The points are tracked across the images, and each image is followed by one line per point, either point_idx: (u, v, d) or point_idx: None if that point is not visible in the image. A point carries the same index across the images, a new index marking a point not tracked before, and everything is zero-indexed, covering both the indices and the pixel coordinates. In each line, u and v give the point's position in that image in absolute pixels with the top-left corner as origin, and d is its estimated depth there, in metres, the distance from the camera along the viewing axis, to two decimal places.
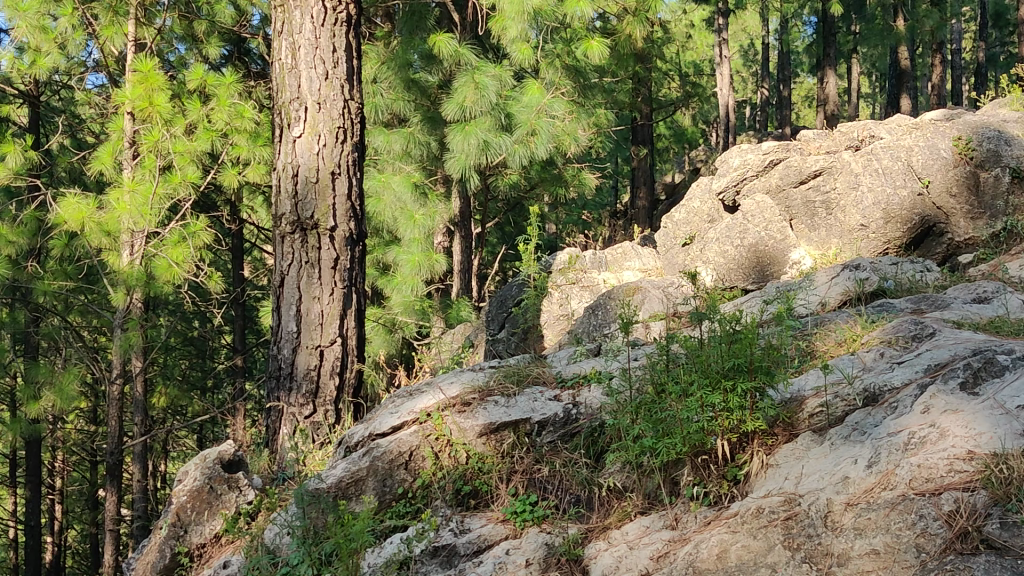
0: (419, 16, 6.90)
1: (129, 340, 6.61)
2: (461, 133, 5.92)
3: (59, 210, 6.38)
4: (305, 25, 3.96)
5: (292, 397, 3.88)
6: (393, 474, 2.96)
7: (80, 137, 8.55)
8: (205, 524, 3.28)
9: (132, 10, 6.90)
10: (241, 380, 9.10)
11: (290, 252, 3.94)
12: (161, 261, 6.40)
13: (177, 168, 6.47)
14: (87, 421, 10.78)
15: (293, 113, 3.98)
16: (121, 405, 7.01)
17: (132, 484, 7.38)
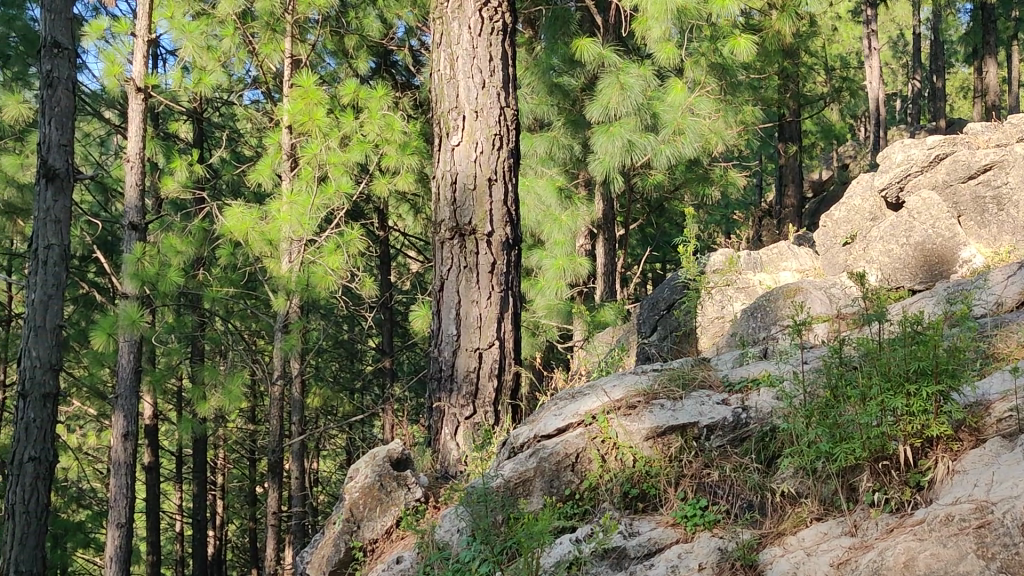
0: (564, 20, 6.89)
1: (289, 344, 6.89)
2: (606, 134, 5.89)
3: (225, 221, 6.70)
4: (463, 36, 4.08)
5: (453, 398, 3.94)
6: (561, 475, 2.99)
7: (239, 151, 9.00)
8: (377, 520, 3.39)
9: (288, 28, 7.25)
10: (389, 381, 9.34)
11: (449, 257, 4.03)
12: (319, 269, 6.66)
13: (333, 178, 6.77)
14: (246, 421, 11.30)
15: (452, 122, 4.09)
16: (281, 405, 7.31)
17: (290, 481, 7.68)
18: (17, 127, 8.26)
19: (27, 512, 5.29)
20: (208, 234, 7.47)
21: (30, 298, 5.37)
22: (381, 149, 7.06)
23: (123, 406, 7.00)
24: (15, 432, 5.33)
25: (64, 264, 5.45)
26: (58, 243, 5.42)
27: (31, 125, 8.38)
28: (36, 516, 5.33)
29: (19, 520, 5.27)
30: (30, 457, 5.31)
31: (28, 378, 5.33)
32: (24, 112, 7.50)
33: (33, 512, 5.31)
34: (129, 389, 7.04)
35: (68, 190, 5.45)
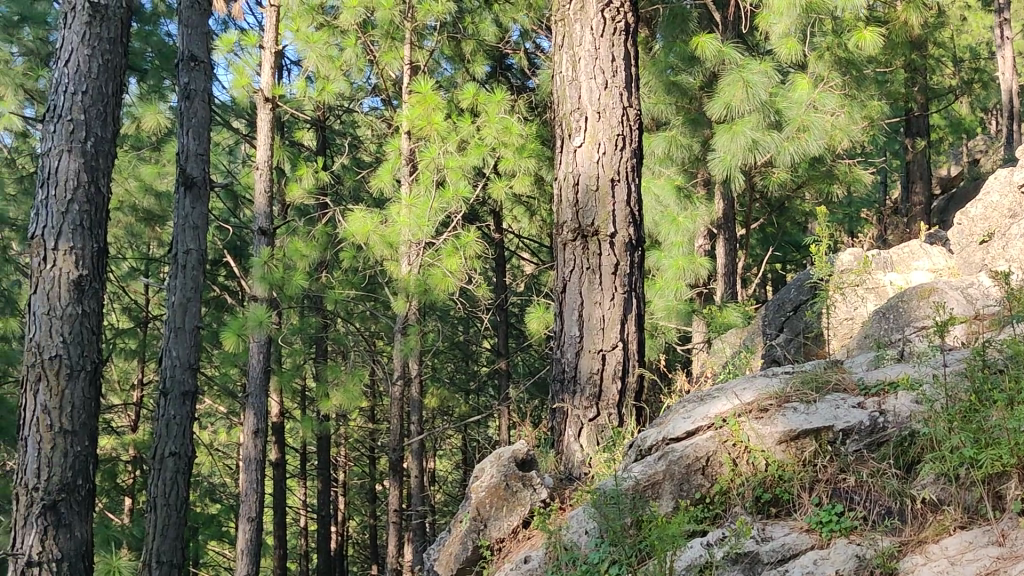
0: (682, 18, 6.82)
1: (409, 345, 7.03)
2: (728, 133, 5.81)
3: (347, 226, 6.89)
4: (585, 37, 4.12)
5: (577, 400, 3.95)
6: (691, 478, 2.98)
7: (360, 156, 9.24)
8: (504, 519, 3.42)
9: (407, 35, 7.56)
10: (506, 382, 9.42)
11: (571, 259, 4.05)
12: (438, 272, 6.73)
13: (451, 183, 6.86)
14: (366, 420, 11.58)
15: (575, 124, 4.13)
16: (401, 405, 7.46)
17: (410, 480, 7.82)
18: (153, 138, 8.68)
19: (168, 505, 5.57)
20: (332, 238, 7.68)
21: (170, 300, 5.64)
22: (498, 152, 7.08)
23: (254, 405, 7.32)
24: (157, 428, 5.61)
25: (202, 268, 5.72)
26: (196, 248, 5.71)
27: (167, 135, 8.78)
28: (176, 508, 5.60)
29: (160, 512, 5.55)
30: (171, 452, 5.60)
31: (169, 377, 5.61)
32: (160, 123, 7.88)
33: (173, 505, 5.58)
34: (259, 389, 7.36)
35: (204, 198, 5.70)
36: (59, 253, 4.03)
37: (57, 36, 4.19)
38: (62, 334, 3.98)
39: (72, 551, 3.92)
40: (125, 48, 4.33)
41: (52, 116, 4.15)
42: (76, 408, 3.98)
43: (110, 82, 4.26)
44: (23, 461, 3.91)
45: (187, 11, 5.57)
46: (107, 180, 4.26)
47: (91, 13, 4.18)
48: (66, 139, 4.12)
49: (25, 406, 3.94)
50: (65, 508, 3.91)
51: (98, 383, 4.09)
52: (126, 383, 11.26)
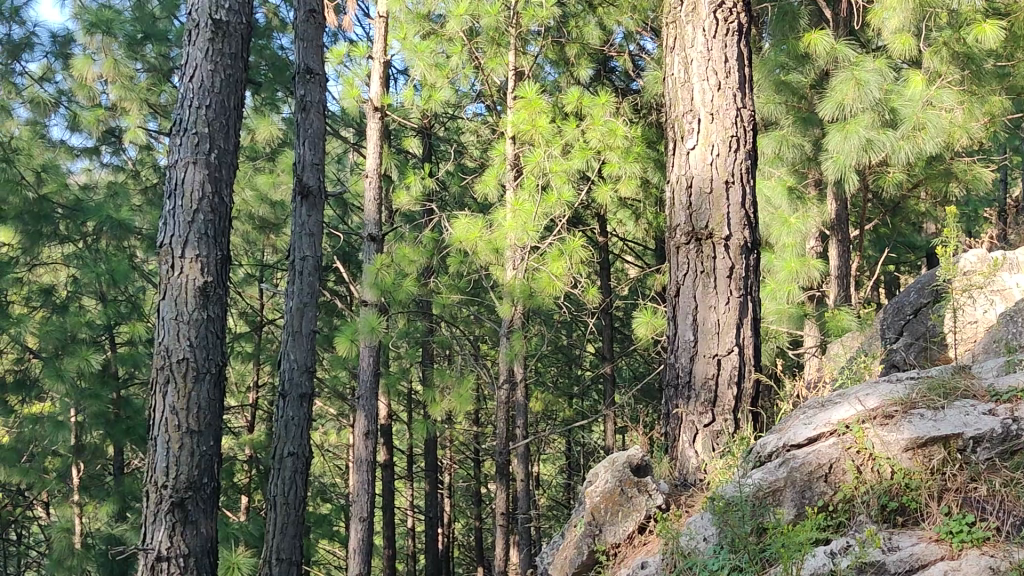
0: (792, 15, 6.62)
1: (514, 349, 7.07)
2: (841, 132, 5.68)
3: (454, 231, 6.97)
4: (697, 38, 4.16)
5: (692, 405, 3.92)
6: (813, 486, 2.91)
7: (465, 162, 9.36)
8: (619, 525, 3.42)
9: (512, 40, 7.52)
10: (611, 386, 9.40)
11: (685, 262, 4.06)
12: (544, 276, 6.76)
13: (555, 188, 6.83)
14: (472, 423, 11.71)
15: (688, 125, 4.15)
16: (508, 409, 7.52)
17: (516, 483, 7.87)
18: (268, 149, 8.97)
19: (287, 503, 5.75)
20: (439, 243, 7.80)
21: (288, 306, 5.90)
22: (603, 156, 7.03)
23: (365, 407, 7.51)
24: (277, 429, 5.82)
25: (318, 274, 5.96)
26: (312, 255, 5.93)
27: (281, 145, 9.06)
28: (295, 506, 5.78)
29: (279, 511, 5.74)
30: (289, 453, 5.77)
31: (287, 380, 5.85)
32: (274, 134, 8.15)
33: (292, 503, 5.75)
34: (370, 391, 7.57)
35: (319, 206, 5.91)
36: (186, 260, 4.20)
37: (182, 52, 4.38)
38: (189, 338, 4.15)
39: (198, 546, 4.07)
40: (245, 63, 4.50)
41: (178, 130, 4.33)
42: (202, 409, 4.14)
43: (232, 95, 4.43)
44: (153, 459, 4.09)
45: (303, 26, 5.76)
46: (229, 191, 4.42)
47: (214, 30, 4.36)
48: (192, 151, 4.29)
49: (156, 407, 4.12)
50: (192, 506, 4.06)
51: (222, 385, 4.25)
52: (241, 385, 11.65)
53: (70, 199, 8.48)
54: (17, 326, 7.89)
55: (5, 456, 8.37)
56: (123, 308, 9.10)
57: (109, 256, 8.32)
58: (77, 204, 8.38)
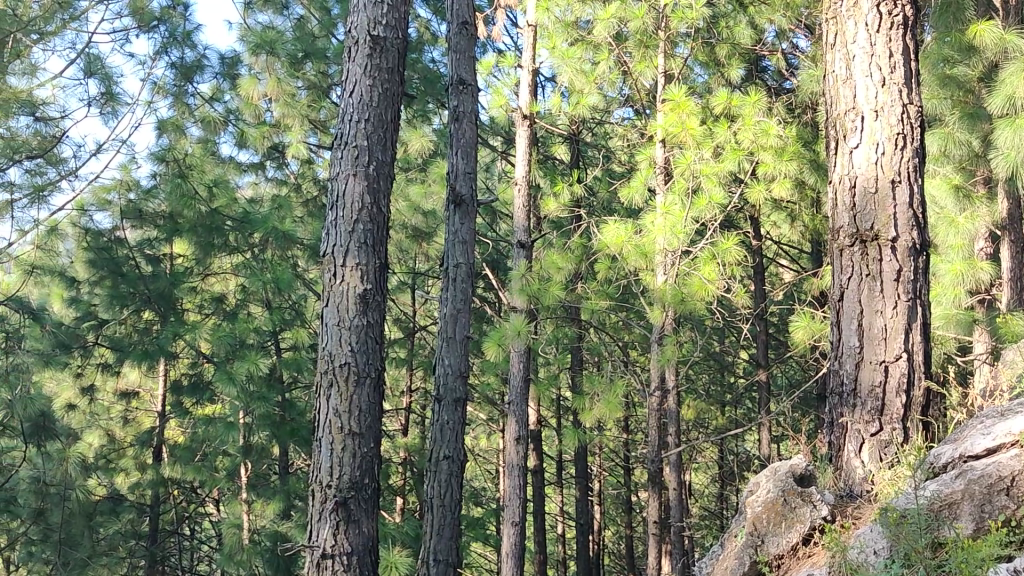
0: (957, 7, 6.20)
1: (665, 355, 6.96)
2: (1011, 127, 5.37)
3: (602, 235, 6.91)
4: (859, 34, 4.07)
5: (858, 414, 3.80)
6: (993, 499, 2.77)
7: (613, 168, 9.35)
8: (782, 535, 3.34)
9: (661, 43, 7.53)
10: (765, 394, 9.17)
11: (849, 266, 3.96)
12: (695, 279, 6.64)
13: (706, 190, 6.66)
14: (622, 430, 11.68)
15: (851, 124, 4.07)
16: (659, 416, 7.45)
17: (668, 491, 7.78)
18: (419, 159, 9.20)
19: (443, 505, 5.91)
20: (588, 249, 7.79)
21: (442, 312, 6.05)
22: (756, 156, 6.89)
23: (516, 412, 7.63)
24: (432, 433, 6.00)
25: (470, 280, 6.12)
26: (465, 261, 6.11)
27: (433, 156, 9.29)
28: (450, 509, 5.92)
29: (437, 512, 5.90)
30: (445, 455, 5.93)
31: (442, 384, 6.01)
32: (426, 145, 8.32)
33: (448, 505, 5.91)
34: (520, 396, 7.70)
35: (472, 214, 6.08)
36: (347, 269, 4.36)
37: (342, 69, 4.58)
38: (350, 344, 4.30)
39: (361, 545, 4.18)
40: (402, 76, 4.64)
41: (340, 143, 4.51)
42: (363, 412, 4.27)
43: (389, 108, 4.58)
44: (318, 460, 4.26)
45: (456, 38, 6.00)
46: (387, 201, 4.55)
47: (372, 46, 4.53)
48: (352, 164, 4.45)
49: (320, 410, 4.29)
50: (354, 505, 4.20)
51: (382, 389, 4.37)
52: (397, 390, 12.03)
53: (239, 212, 8.94)
54: (194, 332, 8.37)
55: (182, 454, 9.08)
56: (287, 315, 9.54)
57: (274, 264, 8.72)
58: (244, 216, 8.82)
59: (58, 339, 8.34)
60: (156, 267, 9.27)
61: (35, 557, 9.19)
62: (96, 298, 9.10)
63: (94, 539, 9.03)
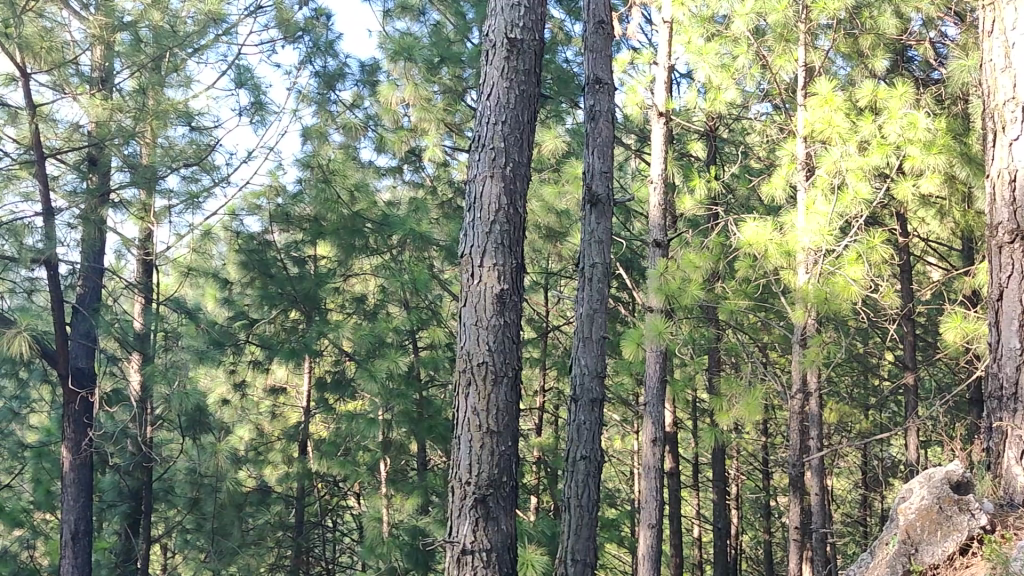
0: None
1: (807, 357, 6.77)
2: None
3: (745, 235, 6.70)
4: (1018, 22, 4.33)
5: (1018, 418, 3.94)
6: None
7: (750, 164, 9.17)
8: (937, 545, 3.42)
9: (801, 36, 7.32)
10: (913, 398, 8.80)
11: (1009, 264, 4.15)
12: (840, 279, 6.47)
13: (849, 186, 6.53)
14: (760, 433, 11.46)
15: (1009, 115, 4.30)
16: (802, 420, 7.28)
17: (810, 497, 7.56)
18: (553, 160, 9.26)
19: (581, 505, 5.95)
20: (725, 247, 7.60)
21: (578, 312, 6.19)
22: (903, 151, 6.55)
23: (652, 414, 7.61)
24: (569, 434, 6.04)
25: (607, 280, 6.18)
26: (601, 261, 6.18)
27: (566, 156, 9.32)
28: (588, 509, 5.96)
29: (574, 513, 5.94)
30: (582, 456, 5.95)
31: (578, 385, 6.06)
32: (559, 145, 8.36)
33: (585, 505, 5.95)
34: (657, 398, 7.66)
35: (608, 214, 6.10)
36: (485, 269, 4.41)
37: (480, 72, 4.65)
38: (488, 344, 4.35)
39: (499, 542, 4.23)
40: (538, 78, 4.68)
41: (477, 146, 4.57)
42: (501, 410, 4.33)
43: (526, 109, 4.62)
44: (458, 457, 4.34)
45: (592, 37, 6.12)
46: (523, 202, 4.59)
47: (509, 48, 4.59)
48: (489, 166, 4.51)
49: (459, 408, 4.36)
50: (493, 503, 4.25)
51: (519, 389, 4.41)
52: (530, 389, 12.14)
53: (379, 215, 9.18)
54: (337, 331, 8.66)
55: (327, 449, 9.41)
56: (424, 314, 9.75)
57: (412, 266, 8.94)
58: (385, 219, 9.05)
59: (212, 337, 8.77)
60: (302, 268, 9.69)
61: (191, 543, 9.68)
62: (247, 298, 9.54)
63: (244, 529, 9.45)
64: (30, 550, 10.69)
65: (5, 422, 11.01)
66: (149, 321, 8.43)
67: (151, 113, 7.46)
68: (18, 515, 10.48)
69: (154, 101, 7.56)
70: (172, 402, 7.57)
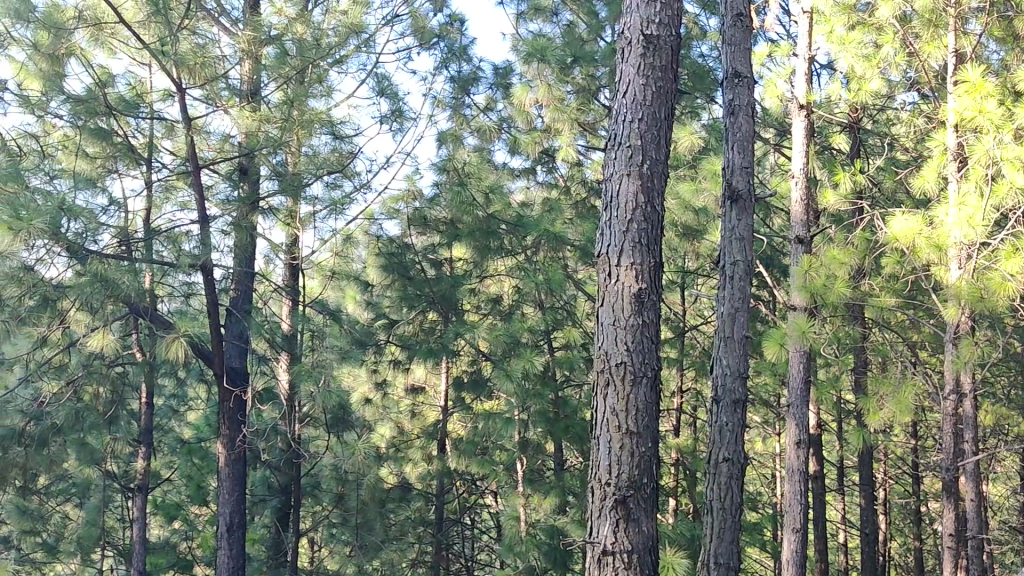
0: None
1: (960, 356, 6.45)
2: None
3: (891, 229, 6.49)
4: None
5: None
6: None
7: (896, 157, 8.83)
8: None
9: (951, 20, 6.99)
10: None
11: None
12: (997, 277, 6.02)
13: (1007, 176, 6.05)
14: (911, 435, 11.00)
15: None
16: (957, 423, 6.96)
17: (966, 503, 7.21)
18: (689, 156, 9.14)
19: (724, 508, 6.03)
20: (872, 243, 7.32)
21: (719, 311, 6.23)
22: None
23: (796, 415, 7.49)
24: (710, 435, 6.12)
25: (749, 278, 6.16)
26: (742, 258, 6.15)
27: (703, 153, 9.19)
28: (732, 512, 6.03)
29: (717, 515, 6.06)
30: (724, 458, 6.04)
31: (719, 385, 6.12)
32: (695, 142, 8.26)
33: (728, 509, 6.02)
34: (800, 399, 7.52)
35: (750, 210, 6.11)
36: (622, 268, 4.38)
37: (616, 71, 4.64)
38: (627, 343, 4.31)
39: (641, 544, 4.19)
40: (675, 74, 4.62)
41: (614, 144, 4.55)
42: (640, 411, 4.28)
43: (663, 106, 4.57)
44: (598, 458, 4.32)
45: (730, 30, 6.14)
46: (662, 200, 4.53)
47: (645, 45, 4.56)
48: (626, 164, 4.48)
49: (598, 408, 4.35)
50: (634, 504, 4.21)
51: (659, 389, 4.35)
52: (667, 389, 12.02)
53: (513, 216, 9.31)
54: (473, 332, 8.79)
55: (466, 447, 9.54)
56: (560, 314, 9.79)
57: (546, 266, 8.96)
58: (519, 220, 9.13)
59: (355, 338, 9.04)
60: (440, 270, 9.90)
61: (337, 537, 10.00)
62: (389, 300, 9.81)
63: (386, 524, 9.69)
64: (188, 541, 11.27)
65: (165, 419, 11.65)
66: (296, 322, 8.76)
67: (298, 122, 7.72)
68: (177, 507, 11.07)
69: (298, 112, 7.78)
70: (317, 400, 7.80)
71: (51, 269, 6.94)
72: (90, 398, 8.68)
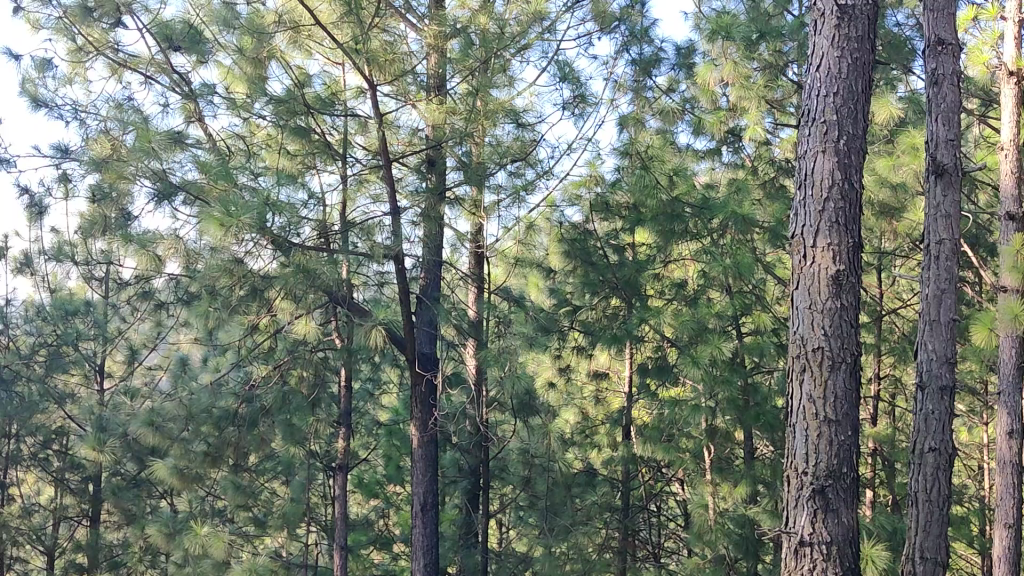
0: None
1: None
2: None
3: None
4: None
5: None
6: None
7: None
8: None
9: None
10: None
11: None
12: None
13: None
14: None
15: None
16: None
17: None
18: (885, 130, 8.71)
19: (930, 500, 6.21)
20: None
21: (925, 294, 6.38)
22: None
23: (1007, 404, 7.08)
24: (917, 424, 6.34)
25: (955, 257, 6.31)
26: (948, 237, 6.34)
27: (900, 127, 8.75)
28: (938, 505, 6.20)
29: (922, 507, 6.23)
30: (931, 448, 6.25)
31: (926, 372, 6.29)
32: (893, 115, 7.83)
33: (934, 501, 6.20)
34: (1012, 387, 7.10)
35: (955, 184, 6.35)
36: (817, 249, 4.23)
37: (810, 44, 4.47)
38: (824, 328, 4.16)
39: (840, 536, 4.03)
40: (873, 44, 4.39)
41: (808, 120, 4.39)
42: (839, 398, 4.11)
43: (860, 78, 4.35)
44: (794, 446, 4.21)
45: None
46: (859, 176, 4.32)
47: (839, 16, 4.35)
48: (821, 140, 4.31)
49: (794, 395, 4.23)
50: (833, 494, 4.05)
51: (859, 376, 4.17)
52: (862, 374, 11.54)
53: (699, 199, 9.10)
54: (658, 317, 8.74)
55: (652, 434, 9.34)
56: (749, 298, 9.53)
57: (734, 249, 8.76)
58: (705, 203, 8.96)
59: (540, 324, 9.10)
60: (623, 256, 9.88)
61: (525, 519, 10.17)
62: (574, 286, 9.88)
63: (574, 508, 9.77)
64: (385, 519, 11.77)
65: (362, 403, 12.20)
66: (482, 309, 8.96)
67: (482, 113, 7.93)
68: (376, 486, 11.58)
69: (482, 103, 7.94)
70: (505, 384, 7.95)
71: (258, 262, 7.32)
72: (295, 382, 9.19)
